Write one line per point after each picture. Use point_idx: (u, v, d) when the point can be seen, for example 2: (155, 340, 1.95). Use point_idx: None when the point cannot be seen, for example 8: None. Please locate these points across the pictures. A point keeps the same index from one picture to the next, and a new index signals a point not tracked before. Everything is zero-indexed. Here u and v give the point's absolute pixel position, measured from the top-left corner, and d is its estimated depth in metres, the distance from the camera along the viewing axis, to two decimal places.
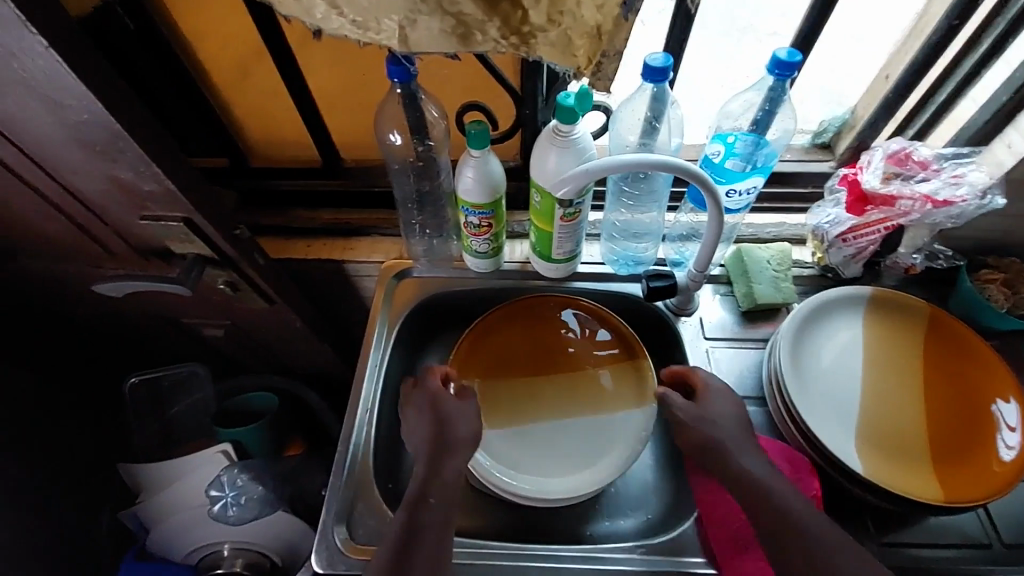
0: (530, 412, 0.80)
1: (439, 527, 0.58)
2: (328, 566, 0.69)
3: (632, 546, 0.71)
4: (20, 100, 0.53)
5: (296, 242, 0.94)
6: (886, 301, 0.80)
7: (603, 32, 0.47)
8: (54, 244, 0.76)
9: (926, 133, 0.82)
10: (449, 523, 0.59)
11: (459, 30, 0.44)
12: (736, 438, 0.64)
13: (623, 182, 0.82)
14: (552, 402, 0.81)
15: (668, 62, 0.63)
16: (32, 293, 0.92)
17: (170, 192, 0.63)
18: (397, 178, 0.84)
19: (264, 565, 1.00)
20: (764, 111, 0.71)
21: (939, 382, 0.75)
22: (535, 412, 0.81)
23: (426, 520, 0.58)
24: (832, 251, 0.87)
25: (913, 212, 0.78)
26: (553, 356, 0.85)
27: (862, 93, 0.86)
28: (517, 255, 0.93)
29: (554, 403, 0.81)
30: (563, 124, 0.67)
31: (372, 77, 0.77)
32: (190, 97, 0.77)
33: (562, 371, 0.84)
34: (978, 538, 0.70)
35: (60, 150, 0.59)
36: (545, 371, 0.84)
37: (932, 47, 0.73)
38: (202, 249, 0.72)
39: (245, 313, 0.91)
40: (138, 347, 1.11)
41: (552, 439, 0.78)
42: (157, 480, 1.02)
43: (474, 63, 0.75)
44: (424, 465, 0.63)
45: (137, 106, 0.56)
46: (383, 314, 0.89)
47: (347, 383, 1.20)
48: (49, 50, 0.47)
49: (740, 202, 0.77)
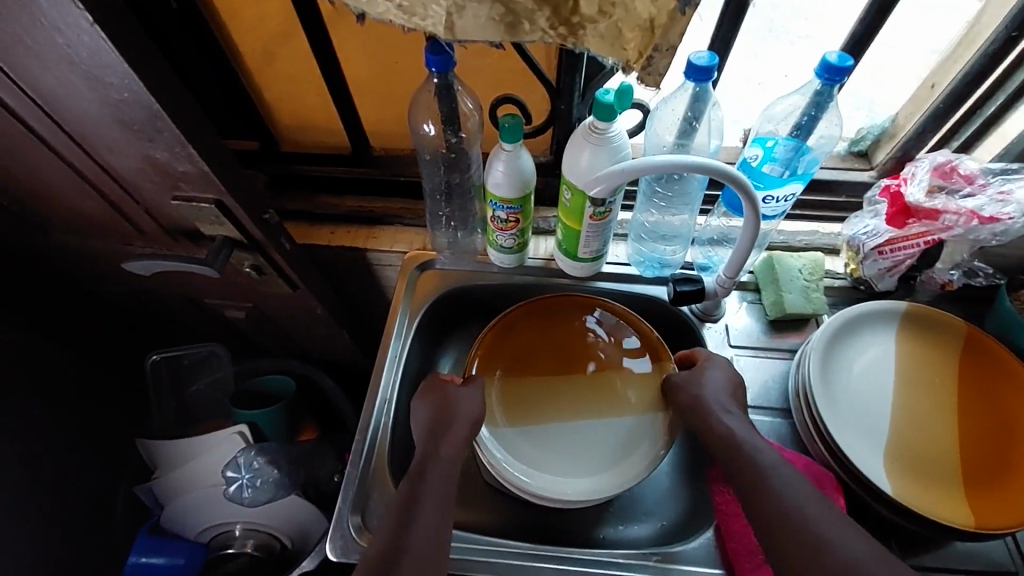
0: (550, 410, 0.79)
1: (440, 494, 0.58)
2: (342, 554, 0.69)
3: (648, 552, 0.70)
4: (63, 76, 0.53)
5: (322, 229, 0.94)
6: (921, 317, 0.78)
7: (656, 25, 0.44)
8: (85, 220, 0.77)
9: (973, 146, 0.80)
10: (449, 493, 0.59)
11: (507, 18, 0.44)
12: (723, 402, 0.66)
13: (656, 182, 0.80)
14: (572, 401, 0.80)
15: (713, 61, 0.61)
16: (62, 267, 0.93)
17: (203, 174, 0.63)
18: (427, 169, 0.83)
19: (274, 547, 1.02)
20: (809, 116, 0.69)
21: (973, 403, 0.73)
22: (555, 409, 0.79)
23: (426, 488, 0.59)
24: (866, 264, 0.83)
25: (956, 227, 0.76)
26: (574, 354, 0.83)
27: (903, 101, 0.83)
28: (542, 252, 0.92)
29: (574, 401, 0.80)
30: (600, 121, 0.66)
31: (407, 66, 0.77)
32: (225, 79, 0.77)
33: (583, 369, 0.82)
34: (1006, 566, 0.68)
35: (99, 127, 0.59)
36: (566, 369, 0.82)
37: (989, 58, 0.70)
38: (231, 232, 0.72)
39: (268, 297, 0.91)
40: (160, 325, 1.12)
41: (572, 439, 0.77)
42: (174, 457, 1.03)
43: (512, 55, 0.73)
44: (422, 445, 0.65)
45: (176, 86, 0.56)
46: (404, 304, 0.88)
47: (362, 371, 1.20)
48: (94, 27, 0.47)
49: (776, 208, 0.76)
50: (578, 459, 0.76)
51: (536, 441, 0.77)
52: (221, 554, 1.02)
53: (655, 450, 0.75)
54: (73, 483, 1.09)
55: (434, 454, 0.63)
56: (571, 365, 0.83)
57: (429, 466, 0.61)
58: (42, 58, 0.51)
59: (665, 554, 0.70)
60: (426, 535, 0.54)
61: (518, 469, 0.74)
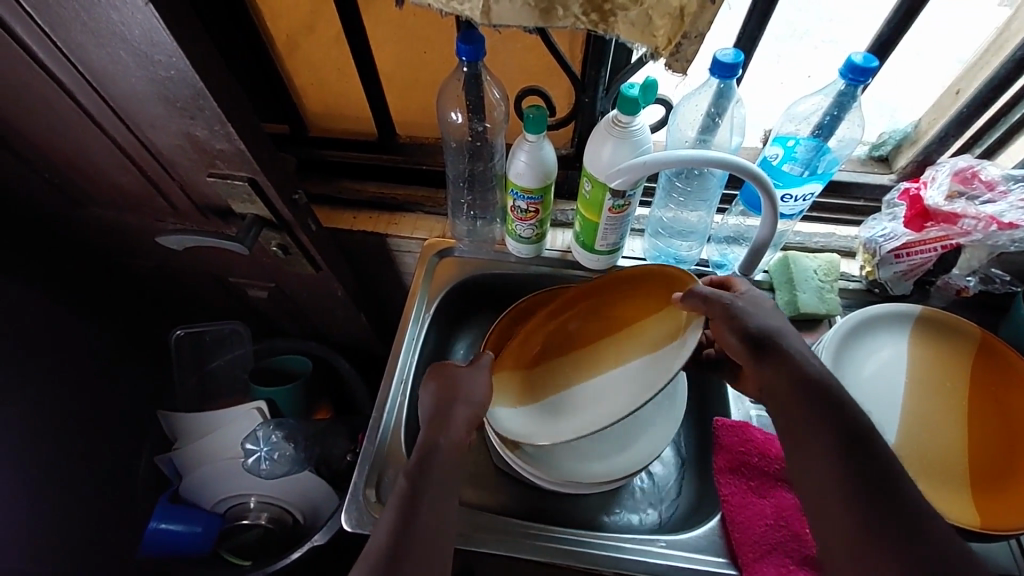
0: (571, 372, 0.79)
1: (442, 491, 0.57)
2: (357, 525, 0.71)
3: (654, 538, 0.71)
4: (114, 53, 0.55)
5: (346, 213, 0.96)
6: (934, 320, 0.78)
7: (686, 14, 0.46)
8: (122, 195, 0.80)
9: (997, 154, 0.80)
10: (450, 485, 0.58)
11: (541, 5, 0.45)
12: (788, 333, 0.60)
13: (675, 177, 0.81)
14: (595, 359, 0.78)
15: (739, 59, 0.62)
16: (95, 241, 0.96)
17: (239, 152, 0.65)
18: (452, 157, 0.85)
19: (286, 521, 1.05)
20: (831, 116, 0.70)
21: (983, 408, 0.73)
22: (578, 371, 0.78)
23: (427, 482, 0.57)
24: (883, 267, 0.85)
25: (975, 232, 0.76)
26: (604, 305, 0.81)
27: (928, 106, 0.83)
28: (559, 243, 0.94)
29: (600, 358, 0.78)
30: (623, 115, 0.67)
31: (437, 56, 0.78)
32: (261, 64, 0.80)
33: (610, 323, 0.80)
34: (1011, 569, 0.69)
35: (143, 104, 0.61)
36: (594, 321, 0.81)
37: (1015, 64, 0.70)
38: (261, 210, 0.74)
39: (292, 278, 0.94)
40: (184, 302, 1.15)
41: (591, 400, 0.75)
42: (195, 429, 1.06)
43: (539, 46, 0.75)
44: (424, 433, 0.62)
45: (219, 66, 0.58)
46: (422, 289, 0.90)
47: (378, 355, 1.22)
48: (148, 7, 0.49)
49: (794, 208, 0.77)
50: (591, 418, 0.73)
51: (555, 411, 0.76)
52: (235, 525, 1.06)
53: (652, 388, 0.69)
54: (96, 449, 1.13)
55: (434, 441, 0.61)
56: (600, 318, 0.81)
57: (431, 453, 0.60)
58: (96, 36, 0.54)
59: (669, 540, 0.71)
60: (428, 529, 0.54)
61: (539, 437, 0.74)
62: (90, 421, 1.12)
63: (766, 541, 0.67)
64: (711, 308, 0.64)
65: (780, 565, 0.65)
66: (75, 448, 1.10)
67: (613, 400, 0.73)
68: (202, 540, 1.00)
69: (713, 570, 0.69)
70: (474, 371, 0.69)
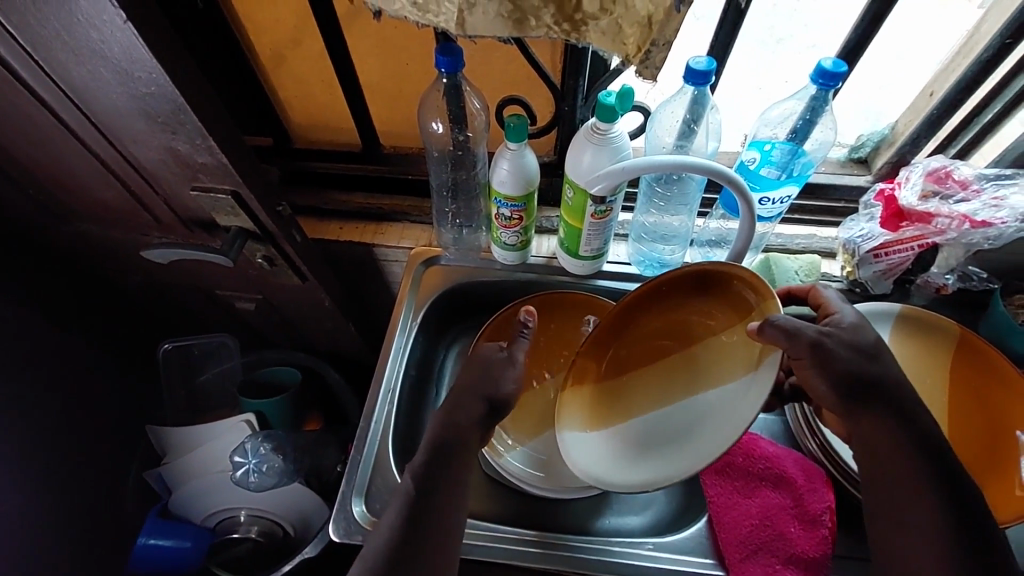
0: (644, 393, 0.74)
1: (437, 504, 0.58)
2: (345, 535, 0.72)
3: (642, 541, 0.72)
4: (95, 70, 0.56)
5: (332, 224, 0.97)
6: (915, 318, 0.79)
7: (653, 22, 0.47)
8: (105, 209, 0.80)
9: (969, 154, 0.82)
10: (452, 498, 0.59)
11: (515, 15, 0.46)
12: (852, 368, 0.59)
13: (655, 182, 0.83)
14: (662, 382, 0.74)
15: (711, 66, 0.63)
16: (80, 255, 0.97)
17: (222, 165, 0.66)
18: (435, 167, 0.86)
19: (277, 533, 1.04)
20: (804, 120, 0.72)
21: (965, 404, 0.75)
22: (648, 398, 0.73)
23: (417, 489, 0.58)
24: (862, 267, 0.86)
25: (949, 231, 0.77)
26: (670, 313, 0.76)
27: (903, 109, 0.85)
28: (544, 250, 0.94)
29: (674, 378, 0.74)
30: (601, 122, 0.68)
31: (417, 67, 0.80)
32: (244, 78, 0.81)
33: (673, 340, 0.75)
34: None
35: (124, 119, 0.62)
36: (663, 337, 0.76)
37: (981, 65, 0.72)
38: (246, 222, 0.75)
39: (278, 289, 0.94)
40: (172, 315, 1.15)
41: (670, 430, 0.70)
42: (183, 443, 1.06)
43: (519, 56, 0.76)
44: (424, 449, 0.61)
45: (200, 80, 0.59)
46: (409, 299, 0.91)
47: (368, 365, 1.22)
48: (127, 24, 0.50)
49: (773, 210, 0.78)
50: (665, 456, 0.67)
51: (623, 440, 0.72)
52: (225, 539, 1.05)
53: (729, 420, 0.63)
54: (84, 464, 1.13)
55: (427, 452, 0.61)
56: (672, 329, 0.76)
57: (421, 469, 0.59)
58: (76, 54, 0.55)
59: (657, 543, 0.71)
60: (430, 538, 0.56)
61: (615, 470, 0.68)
62: (77, 437, 1.11)
63: (753, 542, 0.68)
64: (794, 345, 0.59)
65: (767, 565, 0.66)
66: (64, 464, 1.09)
67: (686, 434, 0.68)
68: (190, 555, 1.00)
69: (701, 571, 0.70)
70: (514, 359, 0.66)
